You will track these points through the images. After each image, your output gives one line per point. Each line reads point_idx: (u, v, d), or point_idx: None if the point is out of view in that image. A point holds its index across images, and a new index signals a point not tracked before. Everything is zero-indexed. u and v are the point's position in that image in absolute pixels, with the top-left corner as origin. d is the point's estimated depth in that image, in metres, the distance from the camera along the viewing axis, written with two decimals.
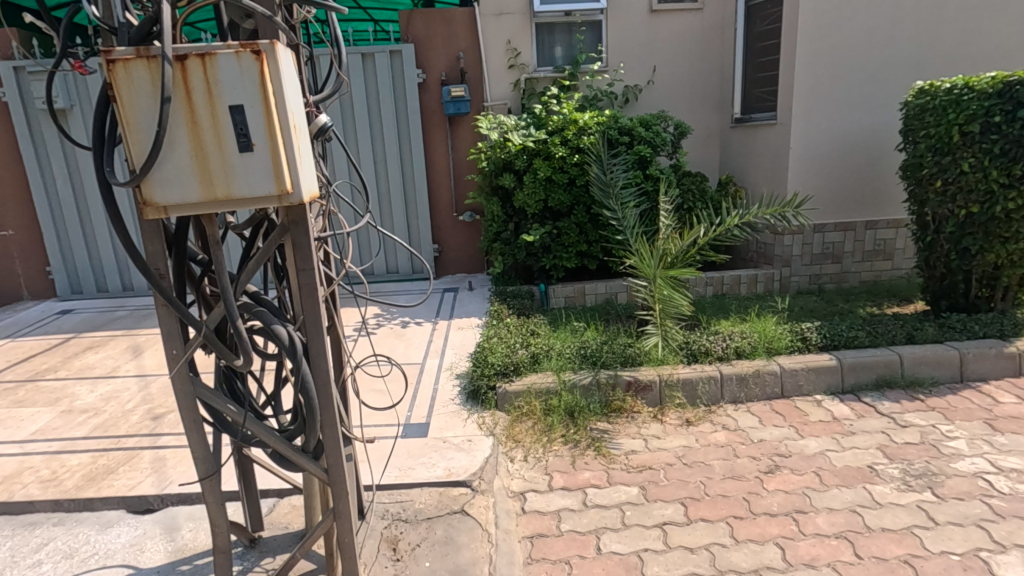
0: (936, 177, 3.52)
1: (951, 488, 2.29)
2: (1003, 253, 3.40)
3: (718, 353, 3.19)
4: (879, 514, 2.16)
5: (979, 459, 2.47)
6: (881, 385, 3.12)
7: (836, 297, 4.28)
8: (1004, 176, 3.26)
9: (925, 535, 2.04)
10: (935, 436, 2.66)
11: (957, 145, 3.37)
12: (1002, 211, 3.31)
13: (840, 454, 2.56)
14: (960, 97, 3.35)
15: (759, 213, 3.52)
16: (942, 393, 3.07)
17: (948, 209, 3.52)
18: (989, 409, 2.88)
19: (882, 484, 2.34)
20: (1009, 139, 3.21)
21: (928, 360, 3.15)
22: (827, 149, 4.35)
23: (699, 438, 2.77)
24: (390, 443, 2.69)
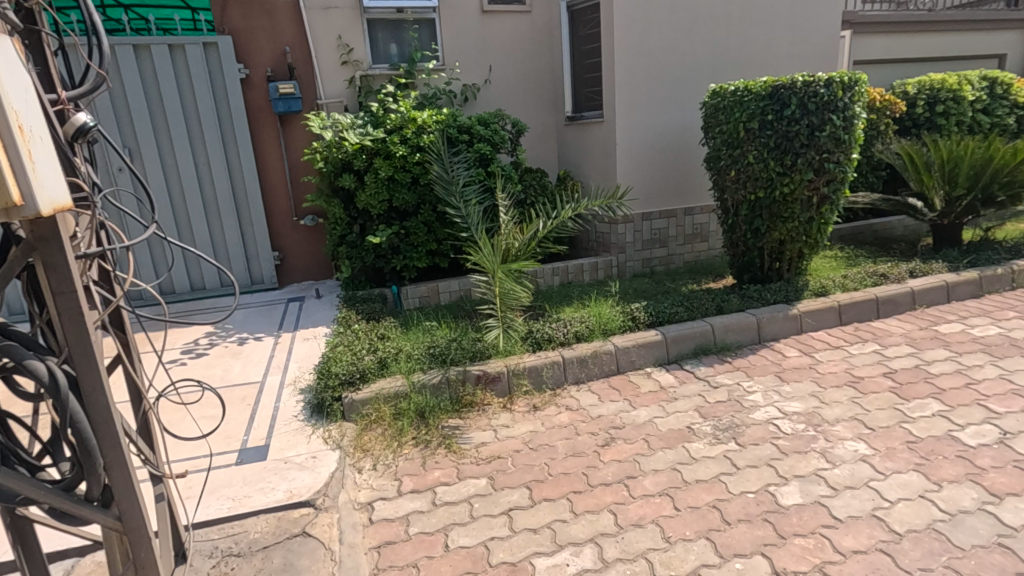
0: (731, 167, 4.08)
1: (750, 436, 2.65)
2: (784, 231, 4.02)
3: (559, 339, 3.37)
4: (694, 469, 2.43)
5: (771, 407, 2.90)
6: (698, 353, 3.54)
7: (664, 277, 4.75)
8: (779, 165, 3.84)
9: (729, 479, 2.34)
10: (739, 392, 3.07)
11: (744, 139, 3.93)
12: (780, 194, 3.91)
13: (665, 419, 2.85)
14: (742, 98, 3.90)
15: (589, 204, 3.76)
16: (745, 354, 3.55)
17: (741, 195, 4.09)
18: (779, 363, 3.39)
19: (697, 440, 2.64)
20: (780, 134, 3.79)
21: (733, 327, 3.64)
22: (646, 145, 4.79)
23: (544, 422, 2.90)
24: (204, 477, 2.43)
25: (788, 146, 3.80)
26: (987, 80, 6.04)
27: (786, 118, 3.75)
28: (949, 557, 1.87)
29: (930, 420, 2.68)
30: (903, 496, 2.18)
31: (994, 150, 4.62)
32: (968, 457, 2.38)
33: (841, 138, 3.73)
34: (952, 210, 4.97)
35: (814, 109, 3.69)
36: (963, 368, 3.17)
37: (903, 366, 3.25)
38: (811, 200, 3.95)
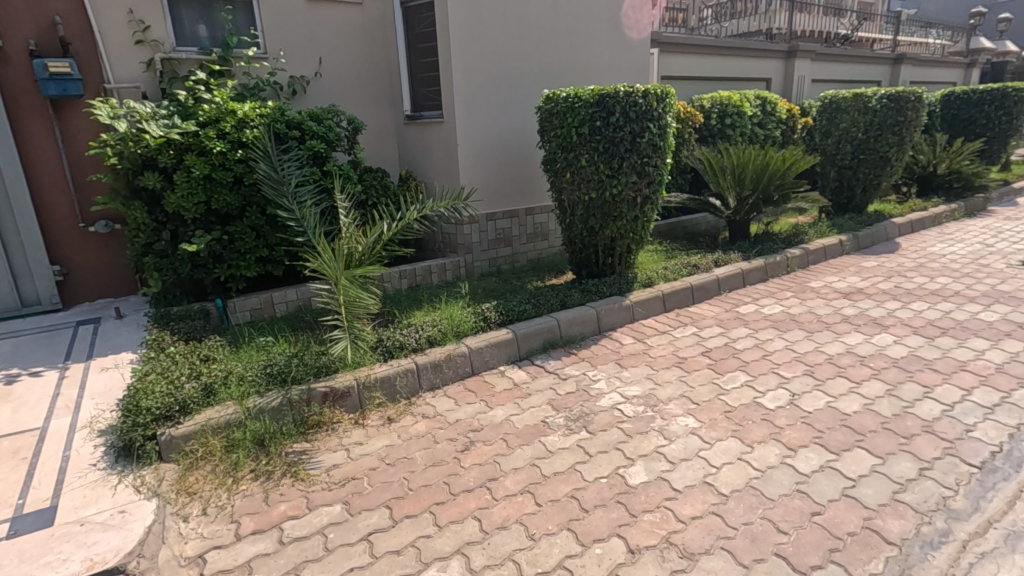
0: (567, 170, 4.30)
1: (598, 423, 2.81)
2: (614, 229, 4.37)
3: (411, 345, 3.25)
4: (551, 462, 2.51)
5: (614, 393, 3.12)
6: (547, 348, 3.68)
7: (510, 276, 4.87)
8: (608, 168, 4.17)
9: (584, 468, 2.46)
10: (586, 382, 3.25)
11: (576, 143, 4.18)
12: (609, 194, 4.24)
13: (521, 416, 2.90)
14: (573, 104, 4.13)
15: (435, 206, 3.69)
16: (588, 345, 3.79)
17: (577, 195, 4.35)
18: (618, 351, 3.67)
19: (552, 433, 2.73)
20: (607, 139, 4.11)
21: (576, 321, 3.85)
22: (487, 147, 4.86)
23: (401, 433, 2.77)
24: None
25: (614, 151, 4.14)
26: (761, 99, 7.23)
27: (612, 125, 4.08)
28: (764, 509, 2.16)
29: (740, 390, 3.10)
30: (726, 461, 2.48)
31: (769, 157, 5.51)
32: (770, 419, 2.80)
33: (657, 145, 4.22)
34: (742, 207, 5.85)
35: (634, 118, 4.08)
36: (760, 343, 3.74)
37: (716, 345, 3.73)
38: (635, 200, 4.35)
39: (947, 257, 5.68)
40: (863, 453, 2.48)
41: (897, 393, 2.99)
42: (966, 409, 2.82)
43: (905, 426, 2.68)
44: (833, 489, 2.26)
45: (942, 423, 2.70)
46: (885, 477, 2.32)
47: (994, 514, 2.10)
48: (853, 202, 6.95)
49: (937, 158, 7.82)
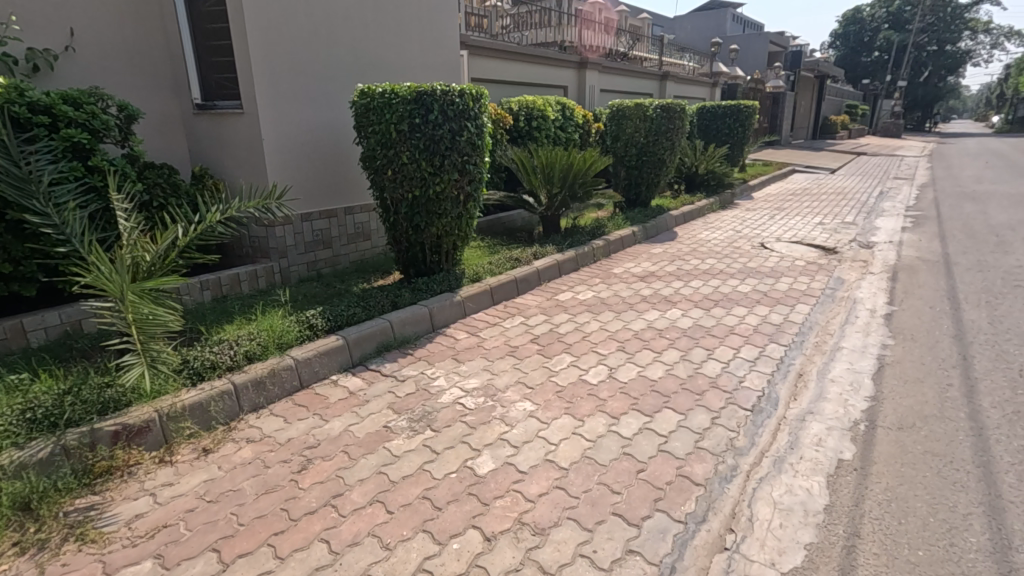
0: (388, 167, 4.19)
1: (442, 420, 2.82)
2: (440, 226, 4.41)
3: (226, 364, 2.88)
4: (399, 466, 2.44)
5: (454, 388, 3.15)
6: (380, 351, 3.56)
7: (333, 279, 4.60)
8: (429, 166, 4.18)
9: (432, 467, 2.44)
10: (425, 381, 3.23)
11: (396, 140, 4.10)
12: (433, 192, 4.26)
13: (361, 425, 2.77)
14: (390, 100, 4.04)
15: (242, 205, 3.30)
16: (423, 344, 3.76)
17: (400, 194, 4.27)
18: (453, 347, 3.71)
19: (396, 437, 2.66)
20: (427, 137, 4.12)
21: (408, 320, 3.79)
22: (296, 142, 4.50)
23: (222, 464, 2.44)
24: None
25: (435, 149, 4.17)
26: (560, 105, 7.90)
27: (431, 123, 4.10)
28: (599, 475, 2.38)
29: (568, 371, 3.37)
30: (562, 437, 2.67)
31: (573, 158, 6.04)
32: (595, 393, 3.09)
33: (476, 143, 4.36)
34: (553, 203, 6.33)
35: (452, 116, 4.16)
36: (579, 326, 4.10)
37: (542, 331, 4.00)
38: (458, 198, 4.43)
39: (711, 242, 6.88)
40: (670, 412, 2.88)
41: (688, 358, 3.54)
42: (738, 365, 3.45)
43: (697, 385, 3.18)
44: (651, 447, 2.58)
45: (723, 378, 3.27)
46: (688, 430, 2.72)
47: (765, 445, 2.61)
48: (640, 198, 8.00)
49: (697, 161, 9.43)
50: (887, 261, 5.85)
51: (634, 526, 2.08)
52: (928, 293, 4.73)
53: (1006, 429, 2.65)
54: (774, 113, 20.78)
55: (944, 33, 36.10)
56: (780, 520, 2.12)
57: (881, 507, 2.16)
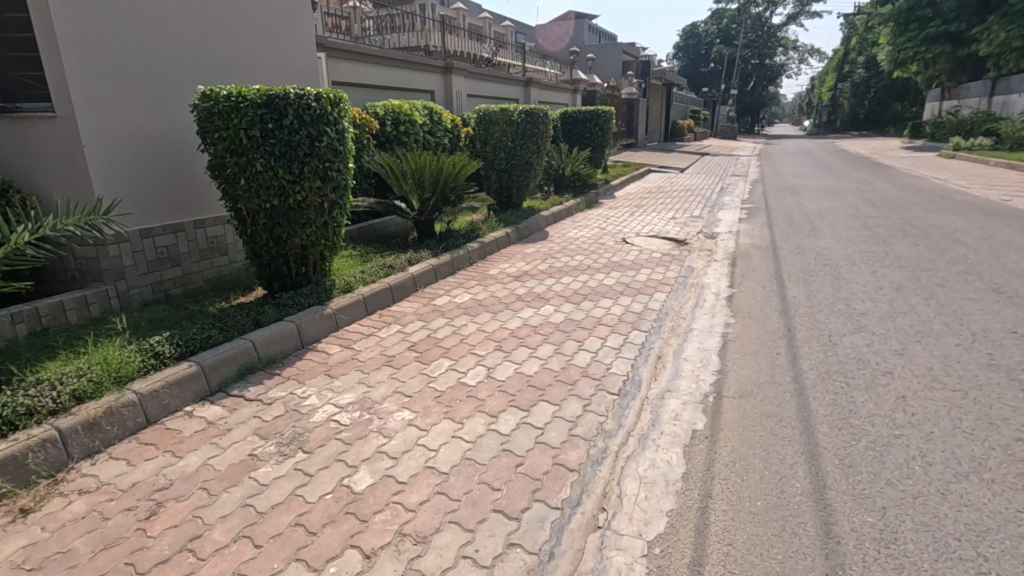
0: (239, 176, 3.89)
1: (314, 440, 2.67)
2: (304, 236, 4.19)
3: (47, 407, 2.49)
4: (267, 496, 2.27)
5: (327, 406, 3.00)
6: (243, 374, 3.29)
7: (184, 300, 4.17)
8: (288, 173, 3.94)
9: (305, 491, 2.30)
10: (295, 401, 3.04)
11: (247, 147, 3.81)
12: (294, 201, 4.03)
13: (221, 457, 2.54)
14: (237, 104, 3.75)
15: (59, 224, 2.86)
16: (292, 362, 3.54)
17: (256, 204, 3.98)
18: (326, 362, 3.54)
19: (263, 465, 2.47)
20: (283, 143, 3.88)
21: (273, 339, 3.55)
22: (127, 150, 4.01)
23: (47, 524, 2.11)
24: None
25: (293, 155, 3.95)
26: (428, 109, 7.88)
27: (286, 128, 3.88)
28: (479, 475, 2.41)
29: (446, 375, 3.37)
30: (442, 442, 2.67)
31: (442, 162, 6.07)
32: (474, 394, 3.12)
33: (337, 149, 4.20)
34: (426, 208, 6.29)
35: (309, 121, 3.96)
36: (457, 329, 4.12)
37: (420, 337, 3.96)
38: (322, 206, 4.24)
39: (579, 239, 7.27)
40: (545, 404, 3.00)
41: (561, 351, 3.71)
42: (606, 353, 3.69)
43: (570, 375, 3.35)
44: (529, 441, 2.67)
45: (593, 367, 3.47)
46: (562, 420, 2.85)
47: (631, 425, 2.81)
48: (512, 200, 8.23)
49: (563, 163, 9.94)
50: (727, 249, 6.61)
51: (513, 520, 2.14)
52: (760, 275, 5.41)
53: (820, 386, 3.12)
54: (630, 118, 22.48)
55: (763, 49, 41.53)
56: (645, 493, 2.30)
57: (727, 468, 2.43)
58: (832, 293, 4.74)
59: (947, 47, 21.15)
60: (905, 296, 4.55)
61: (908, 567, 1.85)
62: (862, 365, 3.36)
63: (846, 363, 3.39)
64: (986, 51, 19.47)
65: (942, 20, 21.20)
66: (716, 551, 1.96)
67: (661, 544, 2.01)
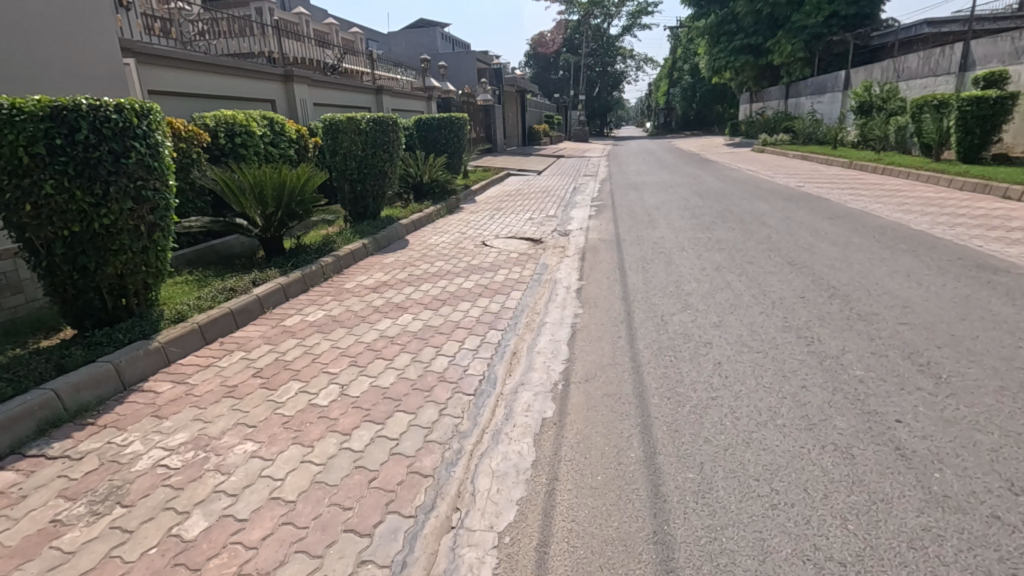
0: (24, 201, 3.34)
1: (136, 491, 2.39)
2: (119, 264, 3.73)
3: None
4: (74, 564, 1.99)
5: (154, 450, 2.70)
6: (45, 430, 2.85)
7: None
8: (89, 195, 3.48)
9: (123, 549, 2.05)
10: (113, 451, 2.69)
11: (31, 167, 3.30)
12: (100, 226, 3.56)
13: (13, 530, 2.17)
14: (12, 117, 3.22)
15: None
16: (110, 408, 3.12)
17: (49, 232, 3.45)
18: (153, 402, 3.18)
19: (69, 530, 2.16)
20: (78, 161, 3.42)
21: (84, 384, 3.11)
22: None
23: None
24: None
25: (94, 174, 3.49)
26: (267, 119, 7.38)
27: (80, 144, 3.41)
28: (329, 497, 2.32)
29: (295, 399, 3.19)
30: (289, 469, 2.52)
31: (284, 175, 5.72)
32: (325, 414, 3.00)
33: (151, 165, 3.79)
34: (270, 225, 5.87)
35: (111, 135, 3.53)
36: (308, 349, 3.91)
37: (266, 362, 3.70)
38: (139, 229, 3.80)
39: (440, 246, 7.29)
40: (400, 415, 2.97)
41: (418, 358, 3.70)
42: (462, 355, 3.74)
43: (426, 382, 3.35)
44: (383, 454, 2.62)
45: (450, 371, 3.50)
46: (417, 427, 2.84)
47: (485, 423, 2.89)
48: (368, 210, 8.01)
49: (421, 170, 9.97)
50: (578, 245, 7.05)
51: (365, 537, 2.09)
52: (606, 266, 5.84)
53: (653, 362, 3.45)
54: (487, 123, 22.99)
55: (604, 58, 45.01)
56: (497, 486, 2.38)
57: (573, 450, 2.59)
58: (666, 277, 5.26)
59: (750, 57, 24.56)
60: (722, 275, 5.19)
61: (719, 511, 2.11)
62: (688, 339, 3.77)
63: (675, 338, 3.79)
64: (779, 61, 22.92)
65: (744, 34, 24.56)
66: (561, 530, 2.08)
67: (510, 533, 2.09)
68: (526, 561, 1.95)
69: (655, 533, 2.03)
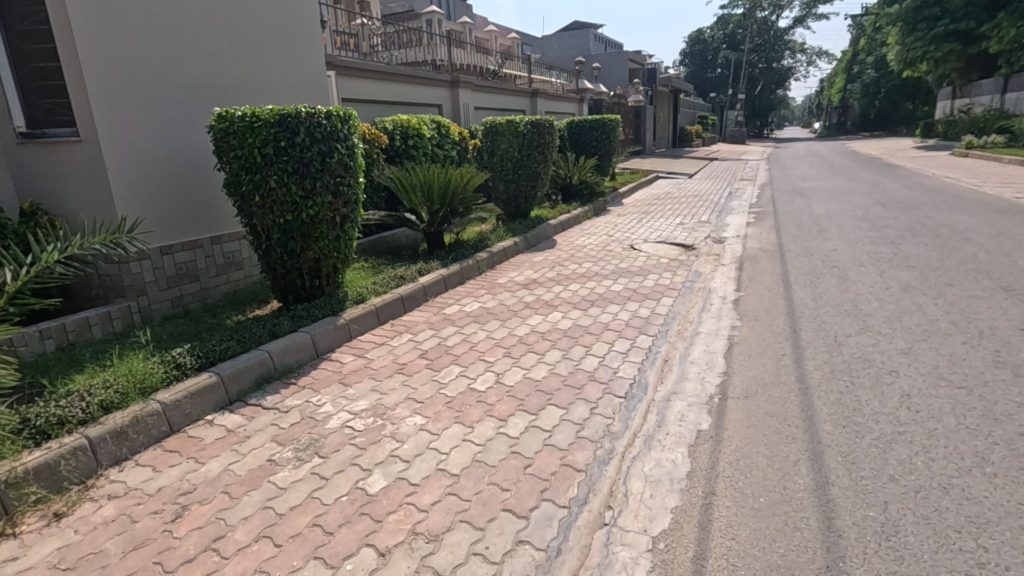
0: (254, 193, 4.02)
1: (330, 445, 2.77)
2: (317, 250, 4.32)
3: (77, 418, 2.63)
4: (286, 498, 2.38)
5: (341, 412, 3.10)
6: (261, 383, 3.42)
7: (202, 314, 4.33)
8: (301, 189, 4.08)
9: (322, 493, 2.41)
10: (311, 408, 3.15)
11: (262, 165, 3.96)
12: (307, 216, 4.16)
13: (242, 462, 2.65)
14: (252, 124, 3.90)
15: (87, 243, 3.08)
16: (307, 371, 3.65)
17: (270, 219, 4.12)
18: (340, 370, 3.66)
19: (281, 469, 2.59)
20: (295, 160, 4.03)
21: (289, 348, 3.67)
22: (149, 172, 4.25)
23: (80, 527, 2.25)
24: None
25: (305, 171, 4.09)
26: (435, 123, 8.02)
27: (298, 145, 4.02)
28: (489, 476, 2.49)
29: (456, 381, 3.46)
30: (453, 445, 2.75)
31: (449, 174, 6.16)
32: (483, 399, 3.20)
33: (348, 165, 4.34)
34: (435, 220, 6.39)
35: (321, 138, 4.11)
36: (466, 337, 4.21)
37: (430, 346, 4.05)
38: (334, 220, 4.37)
39: (588, 247, 7.34)
40: (553, 408, 3.07)
41: (568, 356, 3.78)
42: (612, 358, 3.75)
43: (577, 380, 3.42)
44: (537, 443, 2.74)
45: (600, 371, 3.54)
46: (569, 422, 2.92)
47: (637, 427, 2.87)
48: (520, 209, 8.34)
49: (571, 172, 10.08)
50: (735, 253, 6.65)
51: (522, 518, 2.21)
52: (767, 278, 5.44)
53: (825, 386, 3.15)
54: (637, 125, 22.55)
55: (770, 53, 41.62)
56: (650, 491, 2.37)
57: (731, 466, 2.48)
58: (839, 294, 4.76)
59: (957, 45, 21.04)
60: (912, 296, 4.56)
61: (909, 559, 1.89)
62: (867, 364, 3.39)
63: (851, 363, 3.43)
64: (996, 48, 19.33)
65: (951, 18, 21.08)
66: (719, 546, 2.01)
67: (664, 539, 2.08)
68: (681, 570, 1.93)
69: (828, 568, 1.88)
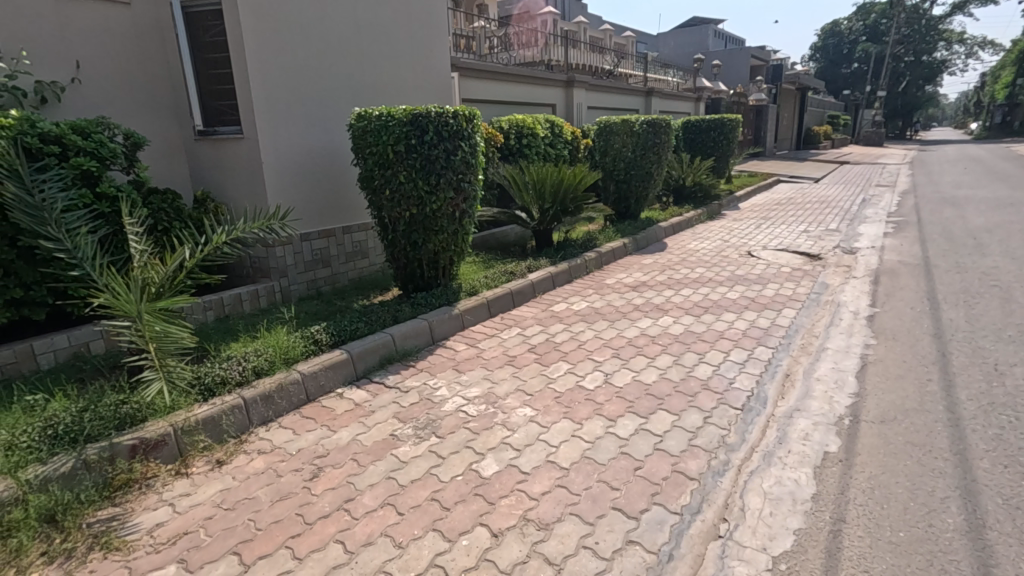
0: (385, 187, 4.34)
1: (446, 427, 2.93)
2: (437, 242, 4.56)
3: (235, 379, 3.01)
4: (407, 471, 2.55)
5: (456, 397, 3.26)
6: (384, 363, 3.69)
7: (333, 297, 4.74)
8: (426, 184, 4.33)
9: (439, 470, 2.55)
10: (428, 391, 3.35)
11: (394, 161, 4.26)
12: (430, 210, 4.40)
13: (368, 434, 2.89)
14: (387, 123, 4.20)
15: (247, 227, 3.50)
16: (423, 356, 3.87)
17: (397, 212, 4.41)
18: (454, 357, 3.84)
19: (403, 444, 2.78)
20: (423, 157, 4.29)
21: (409, 333, 3.92)
22: (296, 166, 4.73)
23: (236, 474, 2.58)
24: None
25: (432, 167, 4.33)
26: (549, 122, 8.11)
27: (427, 143, 4.27)
28: (598, 474, 2.50)
29: (565, 378, 3.50)
30: (562, 439, 2.79)
31: (563, 173, 6.19)
32: (592, 397, 3.22)
33: (470, 162, 4.53)
34: (545, 218, 6.48)
35: (447, 137, 4.33)
36: (574, 335, 4.23)
37: (539, 341, 4.13)
38: (454, 215, 4.59)
39: (700, 252, 7.06)
40: (664, 413, 3.01)
41: (680, 362, 3.68)
42: (727, 367, 3.60)
43: (689, 387, 3.32)
44: (647, 446, 2.70)
45: (714, 380, 3.41)
46: (681, 429, 2.85)
47: (755, 441, 2.74)
48: (630, 210, 8.20)
49: (684, 173, 9.71)
50: (869, 266, 6.06)
51: (632, 519, 2.20)
52: (909, 294, 4.91)
53: (981, 419, 2.80)
54: (758, 125, 21.21)
55: (920, 45, 37.24)
56: (770, 509, 2.25)
57: (864, 494, 2.29)
58: (1000, 317, 4.19)
59: None
60: None
61: None
62: None
63: (1015, 396, 3.01)
64: None
65: None
66: None
67: (787, 561, 1.97)
68: None
69: None
